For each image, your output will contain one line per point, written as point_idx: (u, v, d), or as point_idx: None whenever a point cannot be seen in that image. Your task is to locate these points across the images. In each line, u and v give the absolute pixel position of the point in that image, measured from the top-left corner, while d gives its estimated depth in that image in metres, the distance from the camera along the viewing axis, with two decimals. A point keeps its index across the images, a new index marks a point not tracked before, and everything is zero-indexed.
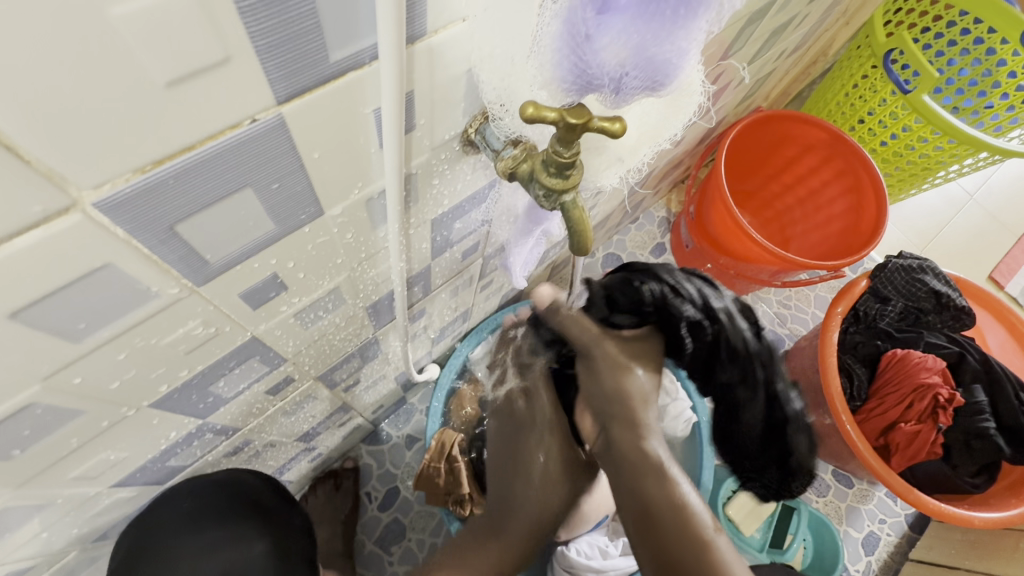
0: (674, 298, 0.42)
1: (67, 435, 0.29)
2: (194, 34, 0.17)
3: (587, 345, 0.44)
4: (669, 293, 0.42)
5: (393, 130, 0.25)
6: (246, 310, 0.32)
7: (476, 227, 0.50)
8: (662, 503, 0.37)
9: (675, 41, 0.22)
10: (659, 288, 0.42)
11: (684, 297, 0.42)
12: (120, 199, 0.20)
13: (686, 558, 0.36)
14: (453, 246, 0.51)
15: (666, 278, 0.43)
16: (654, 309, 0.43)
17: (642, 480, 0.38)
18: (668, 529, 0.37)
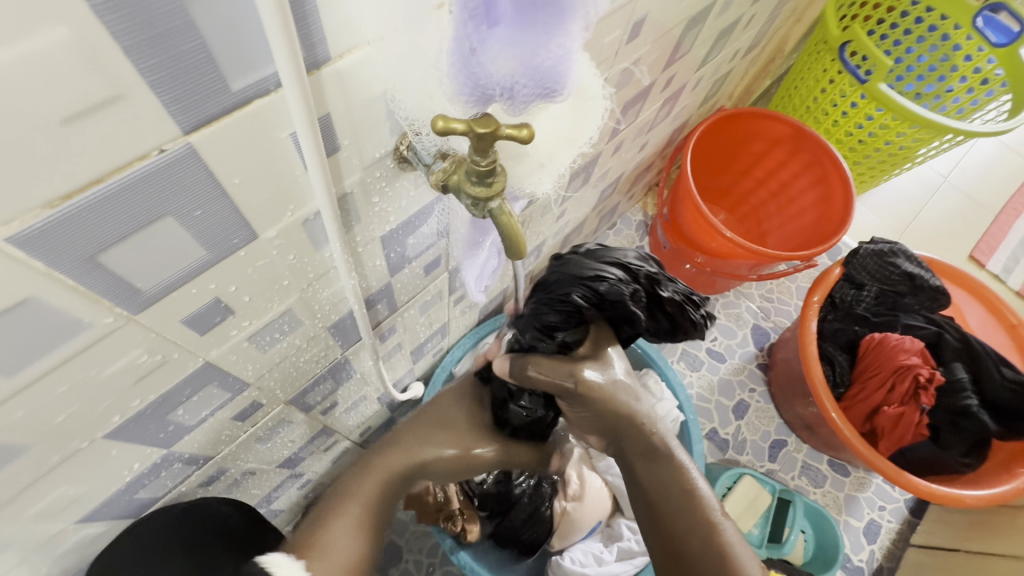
0: (598, 285, 0.47)
1: (18, 471, 0.30)
2: (80, 72, 0.18)
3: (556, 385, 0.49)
4: (593, 286, 0.47)
5: (310, 151, 0.26)
6: (193, 336, 0.33)
7: (439, 234, 0.51)
8: (679, 499, 0.50)
9: (558, 45, 0.23)
10: (587, 290, 0.47)
11: (608, 279, 0.47)
12: (32, 232, 0.21)
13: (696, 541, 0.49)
14: (415, 258, 0.51)
15: (583, 277, 0.47)
16: (590, 306, 0.47)
17: (657, 469, 0.51)
18: (678, 513, 0.50)
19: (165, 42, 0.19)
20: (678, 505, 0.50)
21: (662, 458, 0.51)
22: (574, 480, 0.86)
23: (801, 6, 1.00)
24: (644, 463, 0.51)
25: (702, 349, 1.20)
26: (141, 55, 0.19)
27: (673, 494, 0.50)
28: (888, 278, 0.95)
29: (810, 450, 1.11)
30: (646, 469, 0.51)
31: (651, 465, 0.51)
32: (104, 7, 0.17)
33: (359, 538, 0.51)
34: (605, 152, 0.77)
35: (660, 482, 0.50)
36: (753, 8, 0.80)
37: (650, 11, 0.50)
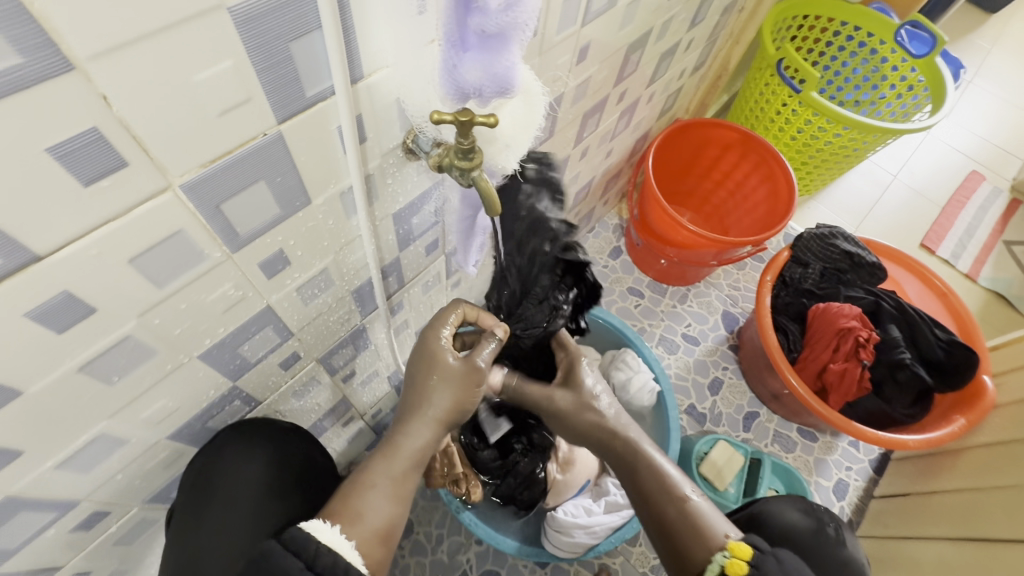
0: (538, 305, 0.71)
1: (146, 371, 0.42)
2: (234, 87, 0.31)
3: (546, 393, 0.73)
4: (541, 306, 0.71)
5: (349, 136, 0.40)
6: (263, 278, 0.46)
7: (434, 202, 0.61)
8: (654, 483, 0.63)
9: (506, 59, 0.37)
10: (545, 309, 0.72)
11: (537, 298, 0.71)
12: (192, 182, 0.34)
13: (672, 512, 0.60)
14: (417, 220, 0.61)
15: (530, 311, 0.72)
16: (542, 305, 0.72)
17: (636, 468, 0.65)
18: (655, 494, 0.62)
19: (276, 69, 0.33)
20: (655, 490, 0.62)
21: (636, 456, 0.66)
22: (565, 446, 0.99)
23: (738, 30, 1.17)
24: (626, 467, 0.66)
25: (678, 334, 1.32)
26: (264, 76, 0.32)
27: (649, 480, 0.63)
28: (829, 257, 1.09)
29: (780, 419, 1.22)
30: (628, 473, 0.66)
31: (630, 458, 0.66)
32: (251, 47, 0.31)
33: (394, 504, 0.54)
34: (573, 157, 0.92)
35: (639, 475, 0.64)
36: (690, 34, 0.96)
37: (592, 40, 0.65)
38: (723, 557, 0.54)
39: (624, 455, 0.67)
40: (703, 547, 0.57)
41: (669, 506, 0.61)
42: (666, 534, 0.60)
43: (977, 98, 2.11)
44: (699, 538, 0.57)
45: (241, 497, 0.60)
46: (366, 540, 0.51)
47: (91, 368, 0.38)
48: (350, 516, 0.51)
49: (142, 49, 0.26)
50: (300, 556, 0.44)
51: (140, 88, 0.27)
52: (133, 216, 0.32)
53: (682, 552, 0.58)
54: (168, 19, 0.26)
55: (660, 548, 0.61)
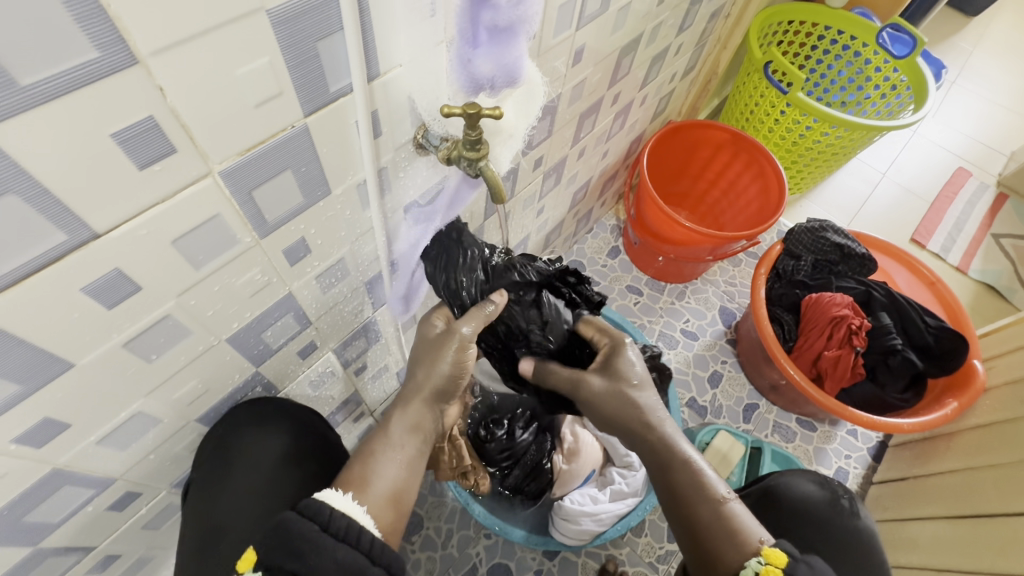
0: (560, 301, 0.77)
1: (181, 351, 0.45)
2: (270, 82, 0.35)
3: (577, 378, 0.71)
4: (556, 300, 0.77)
5: (366, 130, 0.44)
6: (286, 265, 0.49)
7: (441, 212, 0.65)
8: (690, 481, 0.60)
9: (514, 52, 0.41)
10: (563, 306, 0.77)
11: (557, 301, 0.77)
12: (229, 170, 0.37)
13: (706, 514, 0.58)
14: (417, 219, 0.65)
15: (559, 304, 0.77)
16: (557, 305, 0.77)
17: (672, 471, 0.61)
18: (687, 493, 0.60)
19: (305, 67, 0.37)
20: (687, 486, 0.60)
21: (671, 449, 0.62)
22: (569, 437, 1.01)
23: (725, 35, 1.22)
24: (658, 462, 0.63)
25: (677, 330, 1.35)
26: (295, 74, 0.36)
27: (683, 477, 0.60)
28: (821, 249, 1.13)
29: (779, 410, 1.25)
30: (658, 467, 0.63)
31: (661, 454, 0.63)
32: (284, 45, 0.34)
33: (398, 472, 0.57)
34: (571, 157, 0.96)
35: (672, 473, 0.61)
36: (679, 38, 1.00)
37: (586, 43, 0.69)
38: (757, 563, 0.52)
39: (657, 448, 0.63)
40: (737, 550, 0.55)
41: (704, 506, 0.58)
42: (695, 536, 0.58)
43: (961, 98, 2.17)
44: (733, 541, 0.55)
45: (256, 466, 0.60)
46: (379, 505, 0.53)
47: (133, 344, 0.41)
48: (359, 483, 0.53)
49: (194, 46, 0.30)
50: (315, 520, 0.45)
51: (191, 81, 0.31)
52: (179, 199, 0.36)
53: (712, 554, 0.56)
54: (218, 20, 0.30)
55: (686, 545, 0.59)
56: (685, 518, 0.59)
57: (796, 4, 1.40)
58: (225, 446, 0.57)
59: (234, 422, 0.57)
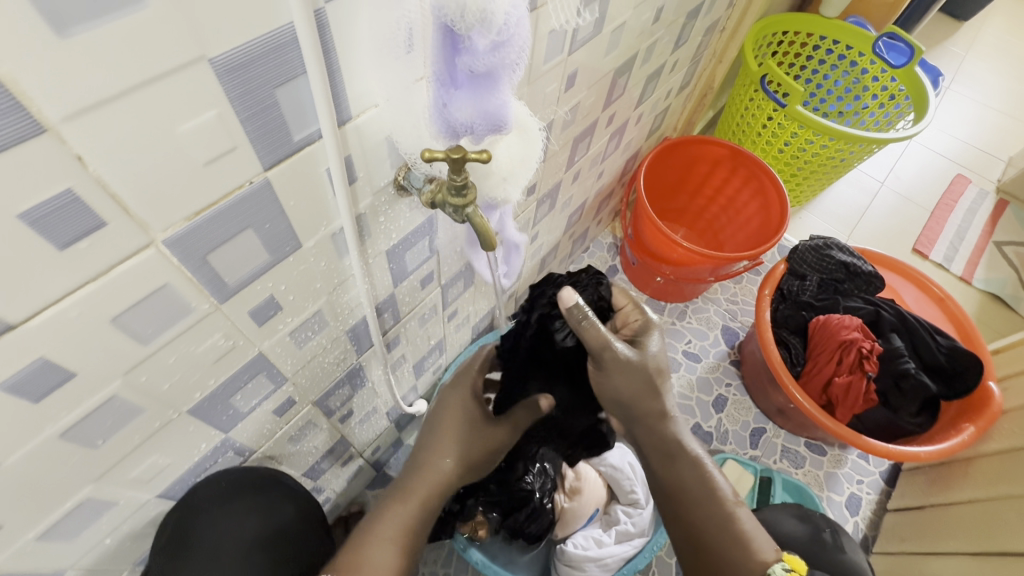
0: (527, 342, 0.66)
1: (133, 432, 0.40)
2: (221, 136, 0.30)
3: (597, 351, 0.58)
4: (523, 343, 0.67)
5: (338, 179, 0.39)
6: (254, 326, 0.44)
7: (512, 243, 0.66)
8: (697, 484, 0.66)
9: (499, 96, 0.37)
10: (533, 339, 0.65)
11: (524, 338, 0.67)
12: (176, 237, 0.32)
13: (712, 522, 0.65)
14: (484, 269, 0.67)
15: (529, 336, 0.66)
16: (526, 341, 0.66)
17: (677, 470, 0.67)
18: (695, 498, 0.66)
19: (262, 118, 0.32)
20: (697, 491, 0.66)
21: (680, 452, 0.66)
22: (571, 474, 0.96)
23: (720, 49, 1.19)
24: (672, 474, 0.67)
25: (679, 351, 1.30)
26: (250, 126, 0.31)
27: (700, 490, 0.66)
28: (826, 268, 1.09)
29: (787, 434, 1.20)
30: (670, 479, 0.67)
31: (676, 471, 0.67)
32: (234, 96, 0.29)
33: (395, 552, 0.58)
34: (565, 180, 0.92)
35: (688, 487, 0.66)
36: (674, 55, 0.97)
37: (579, 67, 0.65)
38: (782, 568, 0.62)
39: (670, 459, 0.67)
40: (755, 556, 0.63)
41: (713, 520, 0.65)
42: (703, 548, 0.66)
43: (955, 103, 2.15)
44: (747, 552, 0.63)
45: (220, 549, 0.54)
46: None
47: (73, 433, 0.35)
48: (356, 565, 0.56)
49: (119, 104, 0.25)
50: None
51: (118, 142, 0.26)
52: (115, 273, 0.31)
53: (723, 561, 0.64)
54: (148, 72, 0.25)
55: (691, 550, 0.67)
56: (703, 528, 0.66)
57: (791, 15, 1.36)
58: (186, 528, 0.51)
59: (198, 500, 0.51)
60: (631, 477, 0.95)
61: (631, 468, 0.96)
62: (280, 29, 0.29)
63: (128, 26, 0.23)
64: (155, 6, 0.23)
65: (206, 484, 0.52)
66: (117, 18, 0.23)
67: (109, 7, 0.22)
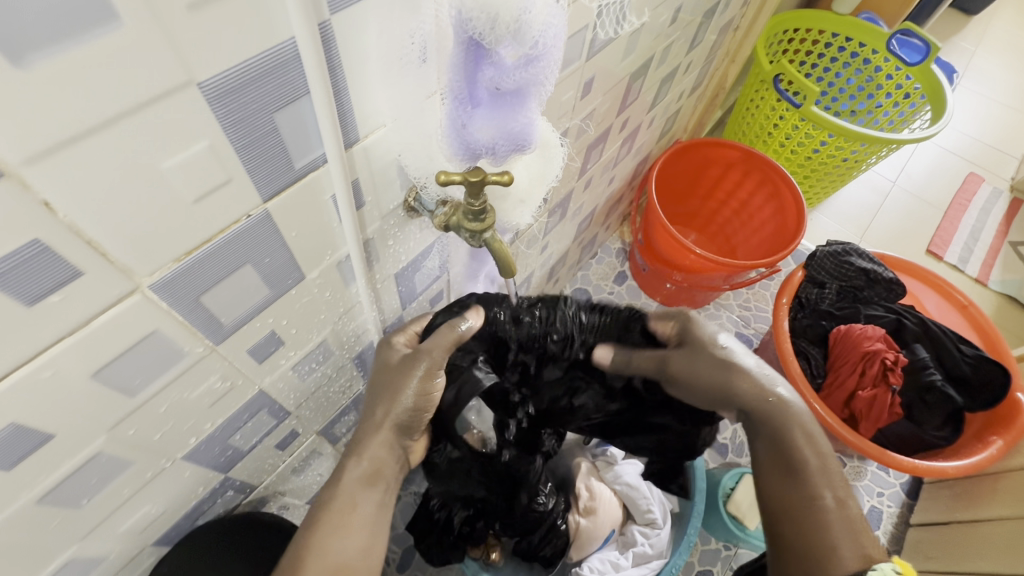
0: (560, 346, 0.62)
1: (121, 486, 0.37)
2: (213, 168, 0.27)
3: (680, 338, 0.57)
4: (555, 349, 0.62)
5: (345, 207, 0.35)
6: (253, 364, 0.41)
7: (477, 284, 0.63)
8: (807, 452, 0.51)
9: (525, 115, 0.33)
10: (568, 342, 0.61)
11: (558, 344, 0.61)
12: (164, 280, 0.29)
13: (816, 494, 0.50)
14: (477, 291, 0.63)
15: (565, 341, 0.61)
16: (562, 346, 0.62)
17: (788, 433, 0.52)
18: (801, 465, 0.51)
19: (260, 146, 0.28)
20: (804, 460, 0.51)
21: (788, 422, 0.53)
22: (585, 493, 0.92)
23: (733, 48, 1.15)
24: (772, 442, 0.53)
25: None
26: (247, 154, 0.28)
27: (808, 463, 0.51)
28: (846, 275, 1.06)
29: None
30: (770, 448, 0.53)
31: (778, 437, 0.52)
32: (228, 123, 0.26)
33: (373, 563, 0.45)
34: (577, 189, 0.88)
35: (795, 457, 0.51)
36: (689, 56, 0.93)
37: (596, 72, 0.61)
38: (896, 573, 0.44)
39: (770, 420, 0.53)
40: (853, 549, 0.47)
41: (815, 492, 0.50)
42: (789, 518, 0.50)
43: (967, 99, 2.11)
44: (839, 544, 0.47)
45: None
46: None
47: (53, 497, 0.32)
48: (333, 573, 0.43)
49: (93, 141, 0.21)
50: None
51: (94, 183, 0.22)
52: (95, 325, 0.27)
53: (812, 538, 0.48)
54: (124, 103, 0.21)
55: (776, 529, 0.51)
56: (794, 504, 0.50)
57: (802, 12, 1.32)
58: None
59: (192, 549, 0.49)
60: (647, 497, 0.91)
61: (647, 487, 0.92)
62: (279, 46, 0.25)
63: (100, 51, 0.20)
64: (132, 27, 0.20)
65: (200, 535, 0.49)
66: (85, 41, 0.19)
67: (75, 30, 0.19)
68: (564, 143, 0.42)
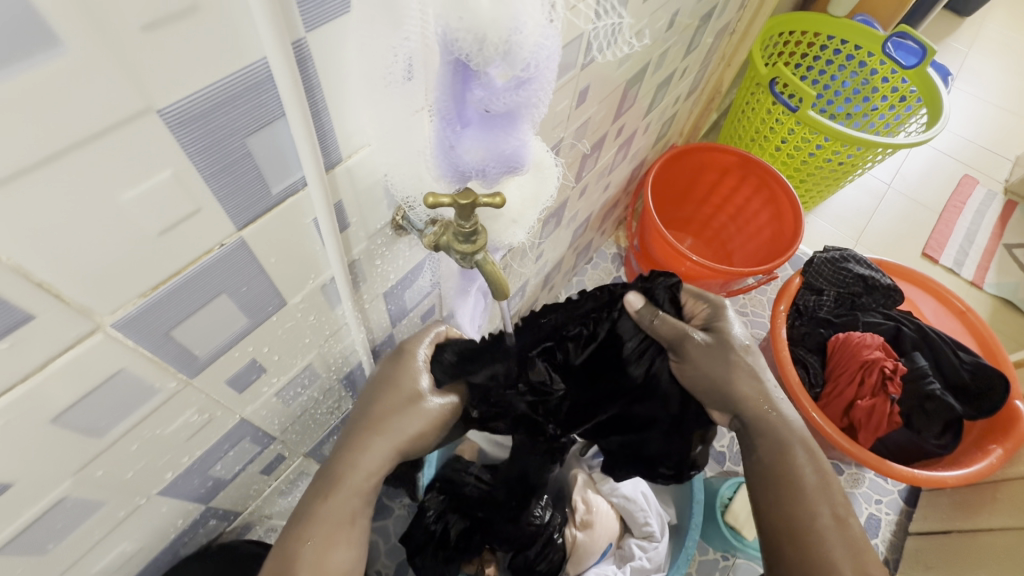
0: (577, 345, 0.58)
1: (91, 524, 0.35)
2: (179, 198, 0.25)
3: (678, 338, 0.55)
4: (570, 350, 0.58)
5: (328, 232, 0.33)
6: (232, 394, 0.39)
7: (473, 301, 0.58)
8: (807, 472, 0.50)
9: (518, 137, 0.31)
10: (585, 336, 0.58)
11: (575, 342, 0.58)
12: (129, 317, 0.27)
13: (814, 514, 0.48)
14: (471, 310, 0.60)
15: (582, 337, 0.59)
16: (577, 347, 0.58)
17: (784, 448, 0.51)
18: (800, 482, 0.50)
19: (232, 173, 0.26)
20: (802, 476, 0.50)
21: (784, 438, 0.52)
22: (582, 506, 0.90)
23: (729, 52, 1.14)
24: (770, 456, 0.52)
25: None
26: (217, 182, 0.26)
27: (807, 480, 0.49)
28: (844, 282, 1.05)
29: None
30: (768, 462, 0.52)
31: (775, 451, 0.52)
32: (195, 150, 0.24)
33: None
34: (572, 197, 0.86)
35: (792, 473, 0.50)
36: (685, 61, 0.91)
37: (592, 81, 0.59)
38: None
39: (767, 435, 0.53)
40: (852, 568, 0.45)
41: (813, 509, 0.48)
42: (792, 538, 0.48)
43: (962, 101, 2.11)
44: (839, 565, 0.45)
45: None
46: None
47: (13, 545, 0.31)
48: None
49: (38, 177, 0.19)
50: None
51: (42, 222, 0.21)
52: (50, 369, 0.25)
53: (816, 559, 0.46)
54: (71, 136, 0.19)
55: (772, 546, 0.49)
56: (791, 519, 0.48)
57: (796, 15, 1.30)
58: None
59: None
60: (645, 509, 0.88)
61: (645, 498, 0.90)
62: (248, 68, 0.23)
63: (42, 80, 0.18)
64: (77, 52, 0.18)
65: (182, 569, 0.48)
66: (22, 69, 0.17)
67: (7, 60, 0.17)
68: (558, 160, 0.40)
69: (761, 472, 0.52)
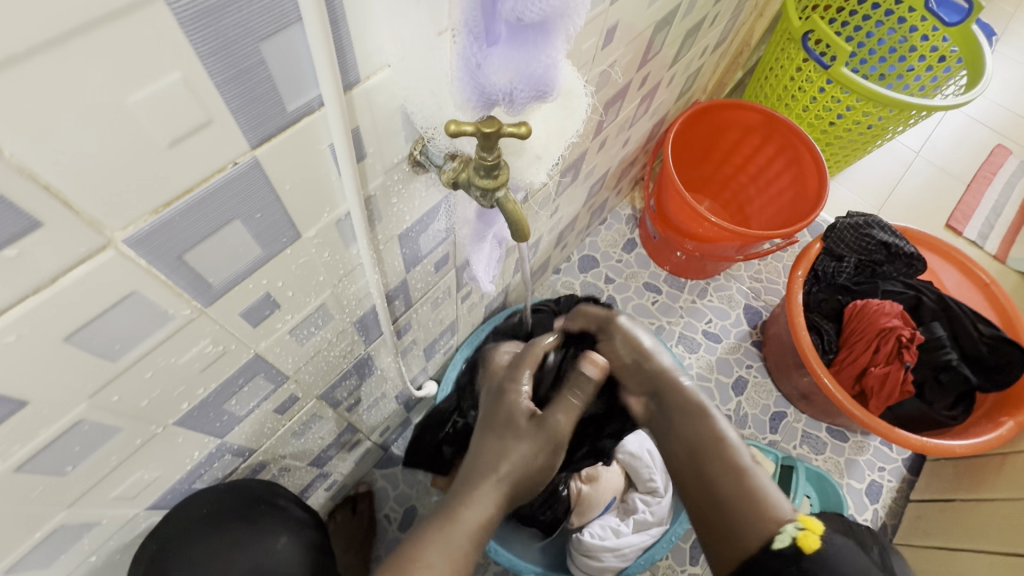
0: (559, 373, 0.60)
1: (110, 450, 0.36)
2: (188, 105, 0.23)
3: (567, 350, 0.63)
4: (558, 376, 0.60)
5: (345, 159, 0.31)
6: (247, 328, 0.38)
7: (497, 246, 0.55)
8: (711, 435, 0.54)
9: (547, 55, 0.29)
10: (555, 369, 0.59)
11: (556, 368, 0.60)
12: (141, 235, 0.26)
13: (722, 477, 0.53)
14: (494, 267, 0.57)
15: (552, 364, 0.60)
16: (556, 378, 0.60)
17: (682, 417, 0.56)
18: (706, 445, 0.54)
19: (244, 81, 0.24)
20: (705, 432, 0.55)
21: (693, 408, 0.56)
22: None
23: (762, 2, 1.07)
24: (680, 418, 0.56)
25: (698, 331, 1.24)
26: (228, 89, 0.24)
27: (706, 438, 0.54)
28: (865, 249, 1.03)
29: (809, 419, 1.15)
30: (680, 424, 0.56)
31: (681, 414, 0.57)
32: (204, 51, 0.22)
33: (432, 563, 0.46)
34: (591, 150, 0.83)
35: (691, 431, 0.55)
36: (717, 7, 0.86)
37: (620, 19, 0.56)
38: (795, 529, 0.49)
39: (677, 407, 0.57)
40: (759, 527, 0.50)
41: (724, 472, 0.53)
42: (709, 497, 0.53)
43: (1003, 66, 1.99)
44: (761, 514, 0.50)
45: None
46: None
47: (32, 466, 0.31)
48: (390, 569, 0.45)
49: (38, 67, 0.18)
50: None
51: (45, 117, 0.19)
52: (62, 284, 0.24)
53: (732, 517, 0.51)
54: (78, 20, 0.18)
55: (702, 513, 0.54)
56: (698, 485, 0.54)
57: None
58: (166, 550, 0.46)
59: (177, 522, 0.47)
60: (650, 466, 0.90)
61: (650, 456, 0.91)
62: None
63: None
64: None
65: (196, 503, 0.48)
66: None
67: None
68: (589, 94, 0.38)
69: (678, 452, 0.56)
